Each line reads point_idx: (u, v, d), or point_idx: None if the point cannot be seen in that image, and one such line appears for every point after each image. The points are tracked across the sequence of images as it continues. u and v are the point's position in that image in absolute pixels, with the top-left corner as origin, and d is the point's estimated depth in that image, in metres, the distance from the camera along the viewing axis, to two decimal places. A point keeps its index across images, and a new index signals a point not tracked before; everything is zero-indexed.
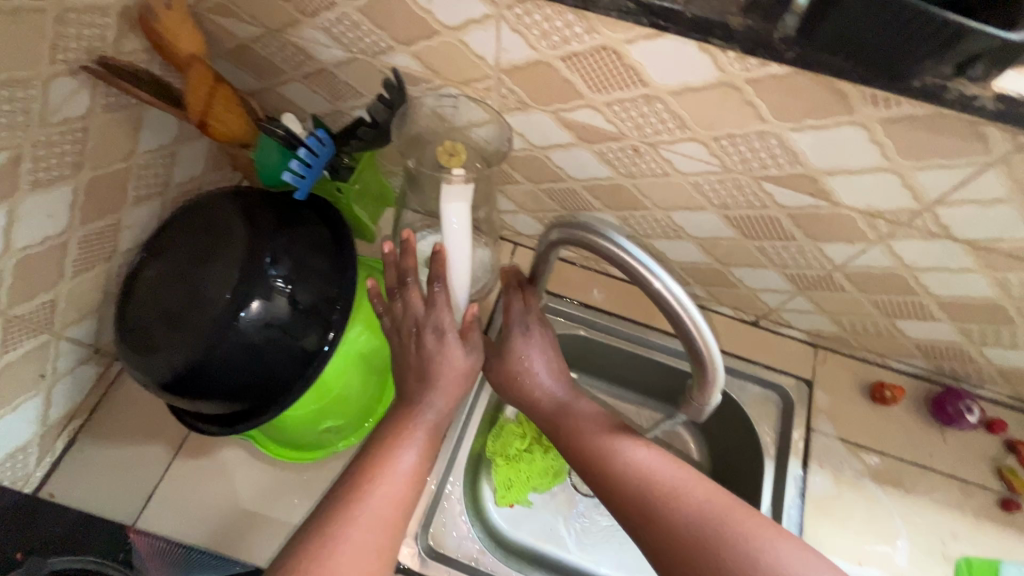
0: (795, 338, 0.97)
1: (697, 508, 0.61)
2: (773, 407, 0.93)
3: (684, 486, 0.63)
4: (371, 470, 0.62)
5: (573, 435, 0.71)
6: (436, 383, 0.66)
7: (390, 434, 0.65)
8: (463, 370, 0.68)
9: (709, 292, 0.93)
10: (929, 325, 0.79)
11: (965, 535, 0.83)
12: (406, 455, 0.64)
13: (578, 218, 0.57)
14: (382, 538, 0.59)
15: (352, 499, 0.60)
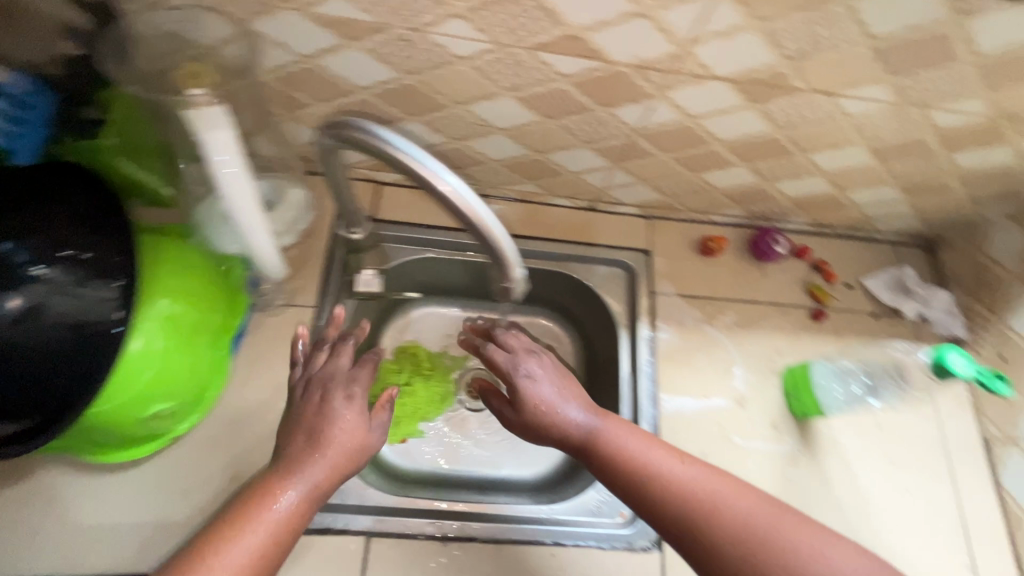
0: (628, 215, 1.01)
1: (751, 516, 0.61)
2: (619, 281, 0.99)
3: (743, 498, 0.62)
4: (248, 513, 0.59)
5: (608, 461, 0.68)
6: (329, 437, 0.63)
7: (274, 481, 0.61)
8: (358, 437, 0.65)
9: (540, 185, 0.94)
10: (728, 171, 0.86)
11: (787, 350, 0.95)
12: (290, 496, 0.60)
13: (354, 125, 0.53)
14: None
15: (213, 551, 0.56)
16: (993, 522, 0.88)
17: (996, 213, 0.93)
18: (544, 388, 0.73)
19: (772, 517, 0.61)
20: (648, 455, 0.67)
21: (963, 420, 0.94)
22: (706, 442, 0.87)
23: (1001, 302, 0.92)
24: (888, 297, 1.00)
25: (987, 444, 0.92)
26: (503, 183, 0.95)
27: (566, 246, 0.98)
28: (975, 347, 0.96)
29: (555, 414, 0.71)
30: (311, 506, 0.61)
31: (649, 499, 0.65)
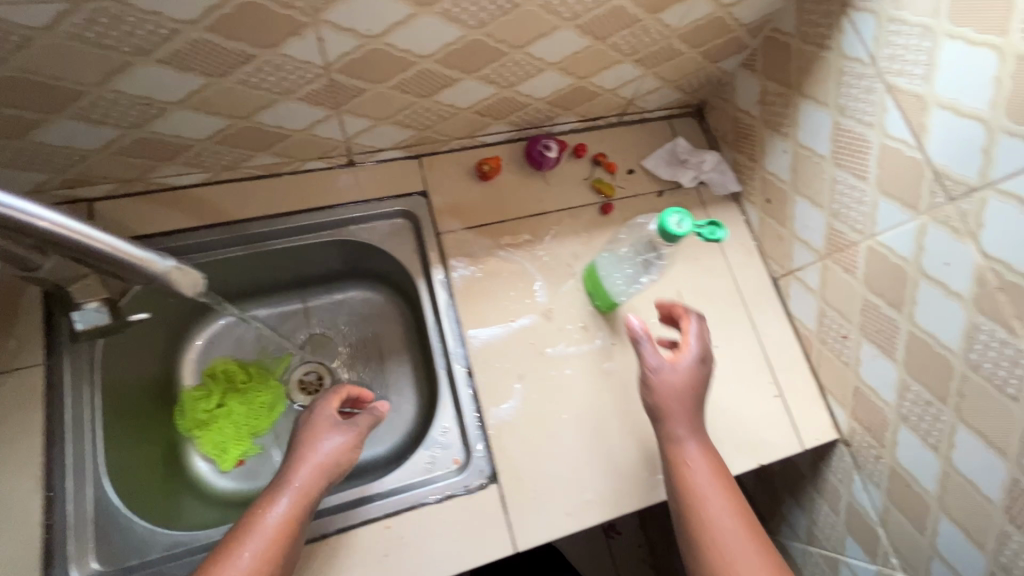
0: (395, 159, 0.94)
1: (713, 512, 0.68)
2: (403, 233, 0.94)
3: (705, 485, 0.70)
4: (246, 526, 0.65)
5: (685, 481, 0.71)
6: (315, 453, 0.72)
7: (273, 493, 0.69)
8: (339, 452, 0.73)
9: (277, 153, 0.84)
10: (460, 88, 0.80)
11: (584, 251, 0.96)
12: (281, 507, 0.67)
13: None
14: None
15: (221, 561, 0.62)
16: (791, 349, 0.96)
17: (734, 64, 0.96)
18: (676, 379, 0.76)
19: (711, 491, 0.70)
20: (689, 452, 0.73)
21: (753, 266, 1.00)
22: (520, 364, 0.87)
23: (755, 149, 0.96)
24: (667, 172, 1.02)
25: (775, 282, 0.99)
26: (235, 163, 0.84)
27: (333, 212, 0.91)
28: (749, 197, 1.01)
29: (667, 410, 0.75)
30: (304, 514, 0.68)
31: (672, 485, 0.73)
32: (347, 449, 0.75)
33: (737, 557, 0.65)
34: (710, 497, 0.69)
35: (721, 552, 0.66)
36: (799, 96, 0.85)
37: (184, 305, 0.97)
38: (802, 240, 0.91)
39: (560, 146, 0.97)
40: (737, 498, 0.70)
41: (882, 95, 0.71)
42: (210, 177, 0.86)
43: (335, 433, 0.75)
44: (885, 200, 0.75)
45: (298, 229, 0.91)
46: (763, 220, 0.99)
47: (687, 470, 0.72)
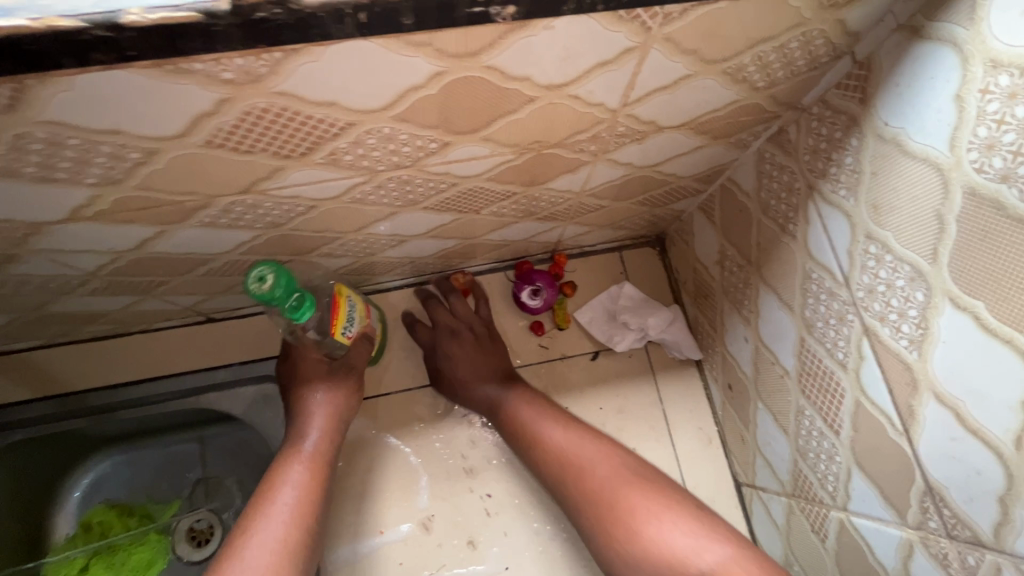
0: (264, 313, 0.79)
1: (574, 457, 0.65)
2: (271, 402, 0.78)
3: (557, 437, 0.67)
4: (258, 501, 0.61)
5: (564, 459, 0.65)
6: (320, 401, 0.68)
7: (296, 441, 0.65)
8: (342, 398, 0.69)
9: (110, 322, 0.72)
10: (301, 263, 0.63)
11: (485, 437, 0.76)
12: (297, 476, 0.63)
13: None
14: (291, 538, 0.58)
15: (257, 508, 0.60)
16: None
17: (691, 205, 0.72)
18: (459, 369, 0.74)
19: (549, 432, 0.67)
20: (524, 411, 0.70)
21: (711, 461, 0.77)
22: None
23: (715, 317, 0.73)
24: (605, 331, 0.80)
25: (739, 487, 0.75)
26: (65, 331, 0.72)
27: (186, 379, 0.77)
28: (712, 373, 0.77)
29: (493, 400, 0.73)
30: (324, 473, 0.65)
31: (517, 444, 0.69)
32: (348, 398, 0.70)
33: (661, 533, 0.56)
34: (559, 442, 0.67)
35: (591, 481, 0.63)
36: (760, 279, 0.61)
37: (50, 458, 0.87)
38: (765, 458, 0.67)
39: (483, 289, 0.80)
40: (563, 417, 0.69)
41: (857, 333, 0.47)
42: (46, 341, 0.75)
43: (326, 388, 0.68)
44: (860, 474, 0.50)
45: (148, 397, 0.77)
46: (725, 406, 0.75)
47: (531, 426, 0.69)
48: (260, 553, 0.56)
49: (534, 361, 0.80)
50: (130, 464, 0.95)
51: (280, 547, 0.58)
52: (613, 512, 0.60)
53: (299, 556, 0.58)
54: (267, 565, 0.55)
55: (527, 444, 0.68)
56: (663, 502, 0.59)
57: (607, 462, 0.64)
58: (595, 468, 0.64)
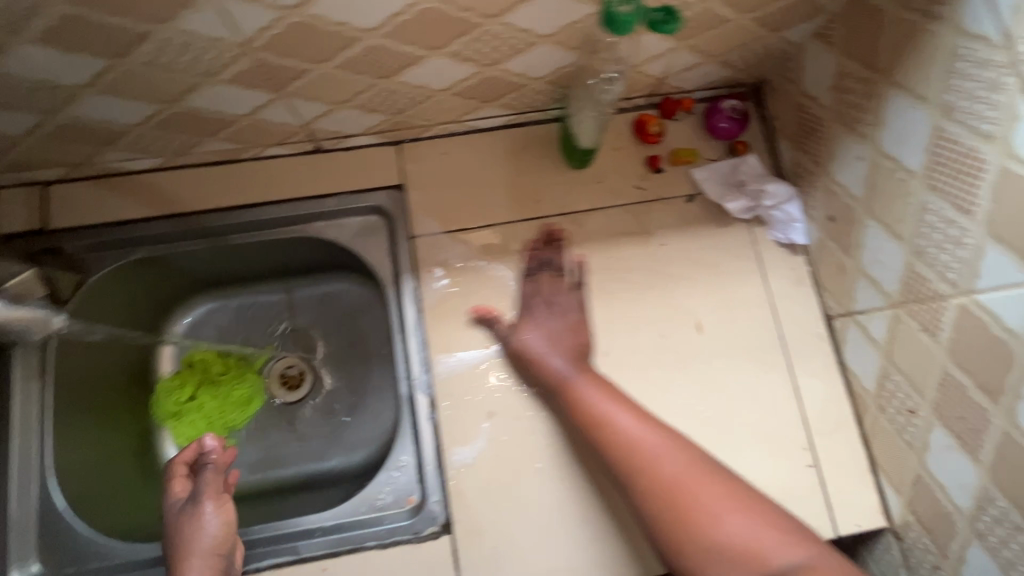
0: (369, 146, 0.81)
1: (644, 447, 0.66)
2: (375, 233, 0.82)
3: (627, 424, 0.67)
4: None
5: (653, 479, 0.64)
6: (200, 538, 0.66)
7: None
8: (224, 520, 0.68)
9: (230, 139, 0.74)
10: (428, 66, 0.65)
11: (584, 268, 0.79)
12: (212, 519, 0.68)
13: None
14: None
15: None
16: (839, 407, 0.76)
17: (805, 34, 0.72)
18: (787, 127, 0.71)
19: (654, 454, 0.65)
20: (575, 378, 0.71)
21: (801, 298, 0.79)
22: (491, 399, 0.75)
23: (822, 149, 0.74)
24: (716, 190, 0.80)
25: (829, 321, 0.78)
26: (186, 149, 0.75)
27: (296, 206, 0.81)
28: (806, 211, 0.78)
29: (603, 422, 0.68)
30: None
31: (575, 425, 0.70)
32: (232, 522, 0.69)
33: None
34: (617, 415, 0.68)
35: (654, 468, 0.65)
36: (887, 85, 0.61)
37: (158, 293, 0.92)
38: (869, 277, 0.69)
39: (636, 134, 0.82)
40: (634, 409, 0.69)
41: (1013, 93, 0.48)
42: (165, 161, 0.78)
43: (212, 501, 0.69)
44: (995, 246, 0.52)
45: (261, 223, 0.81)
46: (822, 242, 0.77)
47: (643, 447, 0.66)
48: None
49: (631, 201, 0.82)
50: (225, 310, 0.99)
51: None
52: (676, 496, 0.63)
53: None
54: None
55: (580, 417, 0.69)
56: (713, 493, 0.63)
57: (682, 459, 0.65)
58: (652, 445, 0.66)
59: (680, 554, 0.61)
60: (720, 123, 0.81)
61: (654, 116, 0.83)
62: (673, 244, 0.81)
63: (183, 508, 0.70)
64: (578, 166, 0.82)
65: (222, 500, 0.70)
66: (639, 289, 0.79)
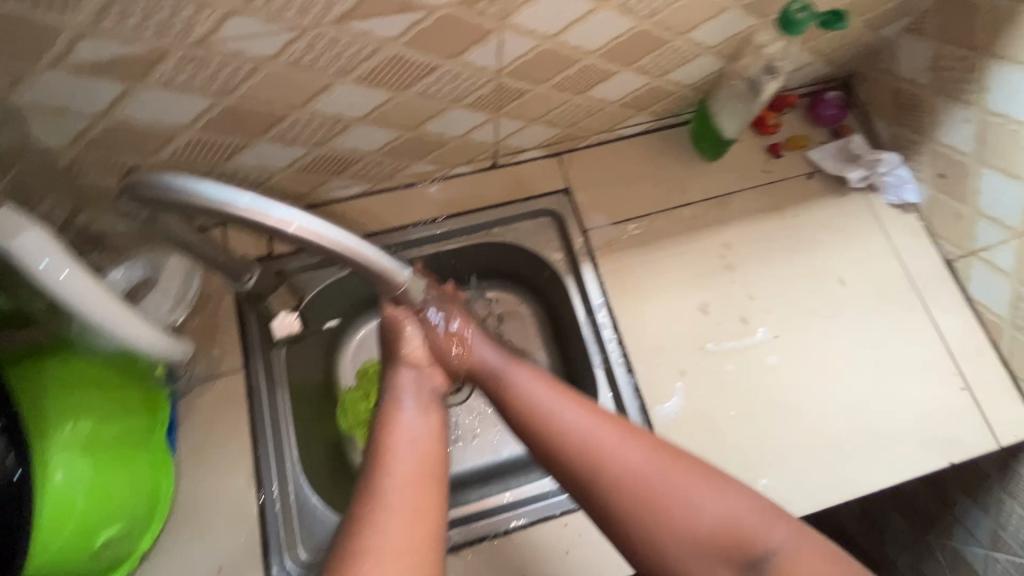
0: (535, 158, 0.94)
1: (590, 436, 0.65)
2: (546, 231, 0.95)
3: (572, 418, 0.67)
4: (379, 434, 0.69)
5: (646, 502, 0.61)
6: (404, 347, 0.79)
7: (392, 405, 0.73)
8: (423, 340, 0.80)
9: (432, 161, 0.87)
10: (616, 80, 0.79)
11: (735, 241, 0.92)
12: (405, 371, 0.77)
13: (139, 177, 0.48)
14: (420, 451, 0.67)
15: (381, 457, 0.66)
16: (974, 335, 0.88)
17: (895, 31, 0.89)
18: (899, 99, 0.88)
19: (626, 457, 0.63)
20: (511, 371, 0.76)
21: (922, 247, 0.92)
22: (681, 359, 0.85)
23: (925, 120, 0.89)
24: (833, 165, 0.95)
25: (950, 264, 0.91)
26: (395, 172, 0.87)
27: (479, 215, 0.93)
28: (914, 173, 0.93)
29: (601, 461, 0.64)
30: (429, 415, 0.72)
31: (520, 427, 0.70)
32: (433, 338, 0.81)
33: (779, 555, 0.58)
34: (563, 411, 0.68)
35: (605, 455, 0.64)
36: (988, 59, 0.77)
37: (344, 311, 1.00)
38: (989, 216, 0.83)
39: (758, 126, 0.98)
40: (586, 406, 0.68)
41: None
42: (370, 187, 0.90)
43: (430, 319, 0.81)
44: None
45: (449, 233, 0.93)
46: (933, 197, 0.91)
47: (615, 464, 0.63)
48: (394, 489, 0.61)
49: (763, 183, 0.95)
50: None
51: (413, 472, 0.64)
52: (642, 493, 0.61)
53: (440, 494, 0.63)
54: (413, 466, 0.64)
55: (535, 425, 0.69)
56: (687, 480, 0.62)
57: (641, 454, 0.63)
58: (598, 437, 0.65)
59: (633, 544, 0.61)
60: (827, 110, 0.97)
61: (769, 111, 0.98)
62: (805, 214, 0.94)
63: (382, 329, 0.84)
64: (711, 158, 0.96)
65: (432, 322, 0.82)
66: (783, 254, 0.91)
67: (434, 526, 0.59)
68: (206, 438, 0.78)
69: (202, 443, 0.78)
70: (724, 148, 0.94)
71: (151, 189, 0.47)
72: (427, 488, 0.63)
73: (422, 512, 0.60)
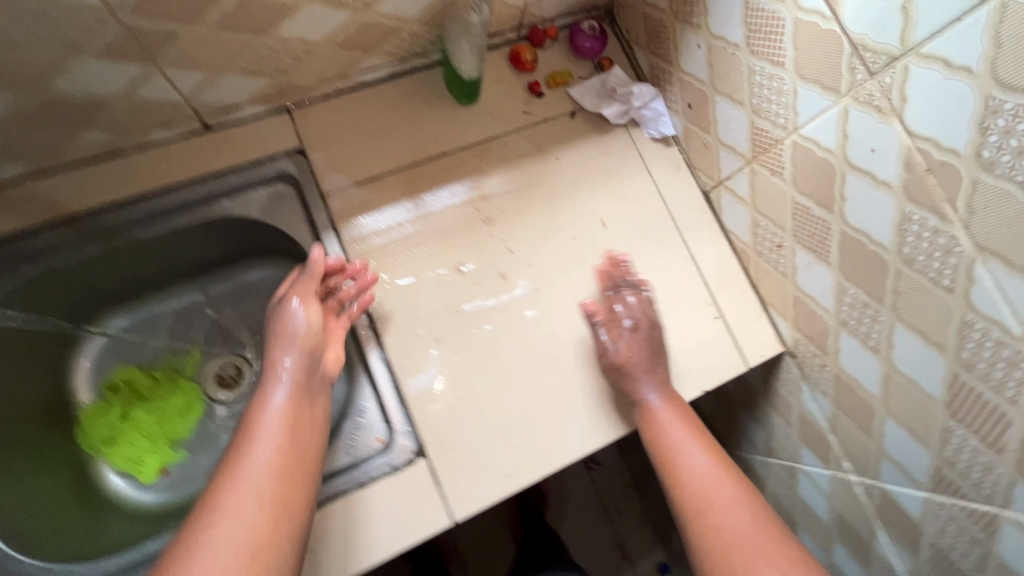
0: (259, 115, 0.81)
1: (709, 485, 0.70)
2: (285, 201, 0.83)
3: (697, 466, 0.72)
4: (250, 423, 0.64)
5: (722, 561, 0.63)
6: (290, 326, 0.72)
7: (265, 397, 0.66)
8: (308, 320, 0.73)
9: (107, 127, 0.72)
10: (301, 15, 0.67)
11: (492, 192, 0.85)
12: (288, 361, 0.70)
13: None
14: (268, 470, 0.59)
15: (222, 480, 0.58)
16: (729, 265, 0.89)
17: None
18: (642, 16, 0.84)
19: (723, 516, 0.66)
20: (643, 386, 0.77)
21: (683, 182, 0.91)
22: (437, 326, 0.79)
23: (670, 48, 0.86)
24: (593, 101, 0.90)
25: (707, 197, 0.91)
26: (61, 146, 0.72)
27: (197, 188, 0.79)
28: (669, 105, 0.90)
29: (705, 506, 0.68)
30: (310, 404, 0.67)
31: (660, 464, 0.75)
32: (321, 321, 0.74)
33: None
34: (693, 460, 0.73)
35: (713, 518, 0.67)
36: None
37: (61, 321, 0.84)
38: (727, 146, 0.82)
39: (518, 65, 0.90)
40: (706, 448, 0.74)
41: None
42: (34, 165, 0.73)
43: (299, 300, 0.74)
44: (803, 86, 0.65)
45: (161, 213, 0.78)
46: (687, 129, 0.89)
47: (712, 508, 0.68)
48: (256, 482, 0.58)
49: (522, 126, 0.89)
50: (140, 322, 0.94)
51: (269, 476, 0.59)
52: (721, 551, 0.64)
53: (297, 508, 0.59)
54: (254, 489, 0.57)
55: (657, 456, 0.75)
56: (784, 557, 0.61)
57: (752, 524, 0.65)
58: (721, 495, 0.69)
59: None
60: (584, 42, 0.90)
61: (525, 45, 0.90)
62: (568, 157, 0.89)
63: (274, 306, 0.77)
64: (467, 103, 0.88)
65: (307, 301, 0.74)
66: (544, 201, 0.87)
67: (288, 527, 0.57)
68: None
69: None
70: (476, 90, 0.86)
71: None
72: (263, 510, 0.56)
73: (260, 525, 0.55)
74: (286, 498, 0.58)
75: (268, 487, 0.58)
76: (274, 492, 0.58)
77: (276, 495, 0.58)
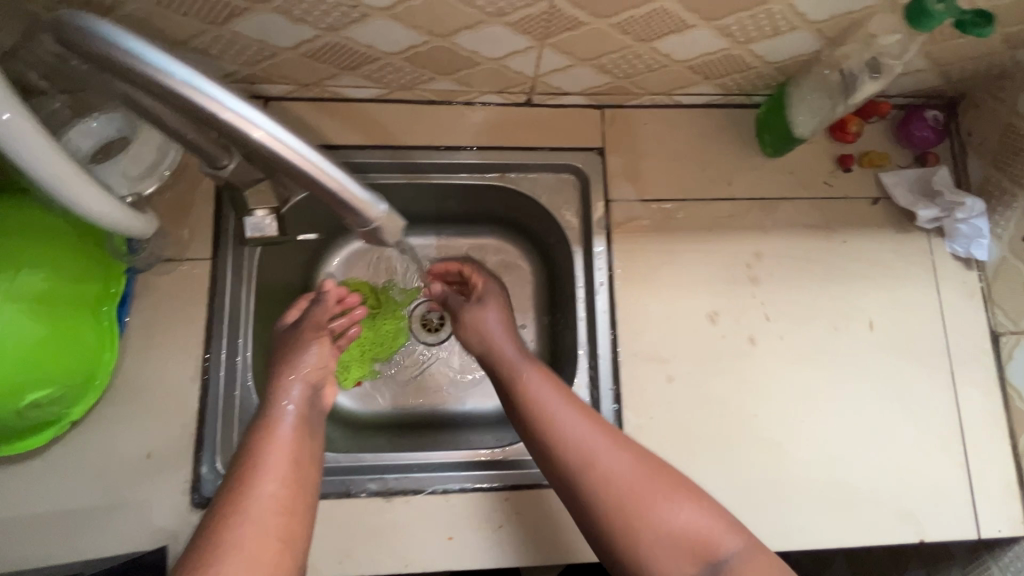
0: (576, 106, 0.83)
1: (613, 472, 0.61)
2: (567, 191, 0.85)
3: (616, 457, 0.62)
4: (252, 444, 0.56)
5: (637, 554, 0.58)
6: (299, 360, 0.65)
7: (269, 422, 0.58)
8: (323, 357, 0.67)
9: (459, 81, 0.77)
10: (688, 36, 0.66)
11: (768, 251, 0.82)
12: (295, 393, 0.62)
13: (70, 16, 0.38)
14: (281, 511, 0.50)
15: (224, 520, 0.48)
16: (992, 417, 0.80)
17: None
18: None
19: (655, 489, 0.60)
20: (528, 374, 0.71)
21: (970, 310, 0.82)
22: (672, 363, 0.78)
23: None
24: (906, 197, 0.83)
25: (996, 338, 0.81)
26: (414, 83, 0.77)
27: (501, 154, 0.83)
28: (993, 228, 0.81)
29: (601, 462, 0.61)
30: (313, 440, 0.59)
31: (523, 414, 0.68)
32: (329, 356, 0.68)
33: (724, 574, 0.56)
34: (570, 423, 0.64)
35: (606, 477, 0.60)
36: None
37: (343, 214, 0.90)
38: None
39: (843, 135, 0.84)
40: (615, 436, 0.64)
41: None
42: (385, 94, 0.80)
43: (311, 329, 0.68)
44: None
45: (461, 166, 0.84)
46: (1006, 259, 0.80)
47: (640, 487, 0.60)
48: (265, 513, 0.49)
49: (819, 195, 0.84)
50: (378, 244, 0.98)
51: (281, 513, 0.50)
52: (627, 503, 0.59)
53: (299, 550, 0.50)
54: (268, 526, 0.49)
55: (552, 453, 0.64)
56: (664, 489, 0.60)
57: (631, 463, 0.61)
58: (599, 438, 0.63)
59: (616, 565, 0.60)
60: (919, 131, 0.83)
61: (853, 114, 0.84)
62: (855, 242, 0.83)
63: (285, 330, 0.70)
64: (771, 154, 0.84)
65: (322, 337, 0.68)
66: (813, 276, 0.82)
67: (290, 564, 0.48)
68: (159, 323, 0.74)
69: (153, 327, 0.74)
70: (789, 147, 0.82)
71: (84, 39, 0.38)
72: (275, 556, 0.47)
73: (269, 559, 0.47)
74: (292, 544, 0.50)
75: (280, 530, 0.49)
76: (284, 539, 0.49)
77: (286, 542, 0.49)
